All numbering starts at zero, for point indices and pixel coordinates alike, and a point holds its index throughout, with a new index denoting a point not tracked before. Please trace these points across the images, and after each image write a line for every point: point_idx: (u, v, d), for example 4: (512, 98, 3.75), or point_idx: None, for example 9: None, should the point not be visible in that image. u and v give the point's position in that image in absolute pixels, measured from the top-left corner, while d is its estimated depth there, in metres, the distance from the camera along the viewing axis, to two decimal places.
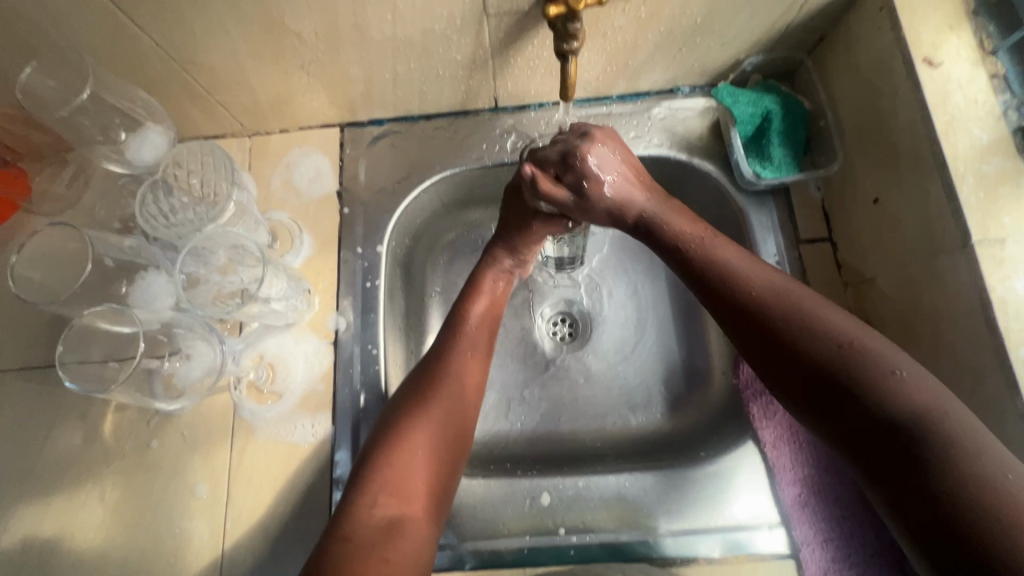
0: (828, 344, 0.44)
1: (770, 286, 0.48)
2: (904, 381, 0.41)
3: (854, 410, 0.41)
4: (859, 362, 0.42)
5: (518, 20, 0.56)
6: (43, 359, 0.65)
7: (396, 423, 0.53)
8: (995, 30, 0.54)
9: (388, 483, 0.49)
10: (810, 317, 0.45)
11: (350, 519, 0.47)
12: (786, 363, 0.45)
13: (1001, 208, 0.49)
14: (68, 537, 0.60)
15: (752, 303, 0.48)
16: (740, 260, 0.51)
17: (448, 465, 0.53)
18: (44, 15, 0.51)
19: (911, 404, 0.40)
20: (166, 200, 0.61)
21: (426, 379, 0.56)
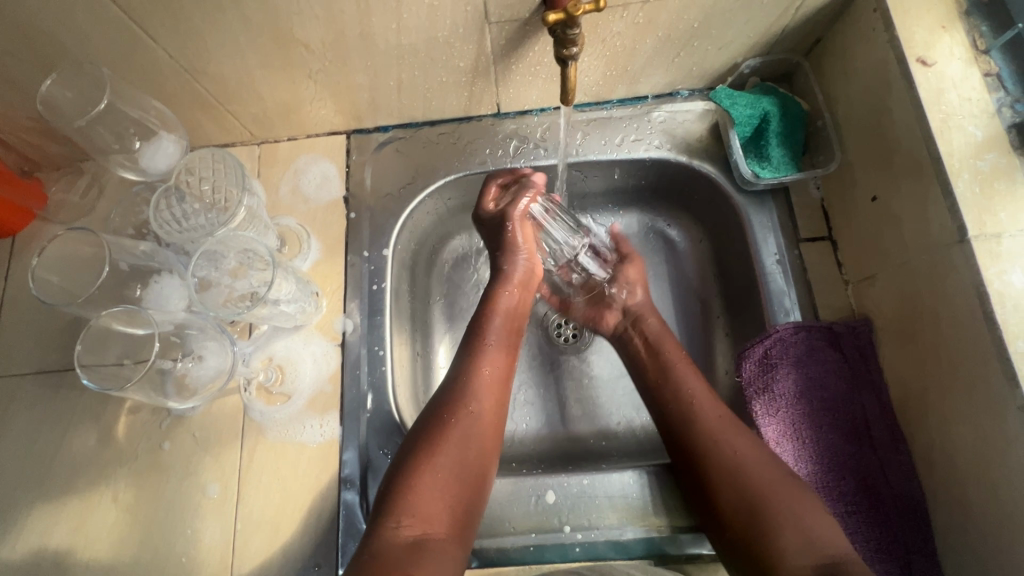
0: (761, 477, 0.52)
1: (726, 424, 0.57)
2: (815, 521, 0.49)
3: (784, 533, 0.49)
4: (784, 501, 0.50)
5: (519, 27, 0.58)
6: (58, 362, 0.67)
7: (420, 446, 0.53)
8: (988, 29, 0.55)
9: (412, 504, 0.49)
10: (742, 454, 0.54)
11: (376, 539, 0.47)
12: (720, 488, 0.53)
13: (997, 203, 0.49)
14: (82, 537, 0.61)
15: (698, 431, 0.57)
16: (698, 390, 0.60)
17: (472, 489, 0.53)
18: (63, 30, 0.52)
19: (826, 540, 0.48)
20: (178, 206, 0.65)
21: (451, 403, 0.57)
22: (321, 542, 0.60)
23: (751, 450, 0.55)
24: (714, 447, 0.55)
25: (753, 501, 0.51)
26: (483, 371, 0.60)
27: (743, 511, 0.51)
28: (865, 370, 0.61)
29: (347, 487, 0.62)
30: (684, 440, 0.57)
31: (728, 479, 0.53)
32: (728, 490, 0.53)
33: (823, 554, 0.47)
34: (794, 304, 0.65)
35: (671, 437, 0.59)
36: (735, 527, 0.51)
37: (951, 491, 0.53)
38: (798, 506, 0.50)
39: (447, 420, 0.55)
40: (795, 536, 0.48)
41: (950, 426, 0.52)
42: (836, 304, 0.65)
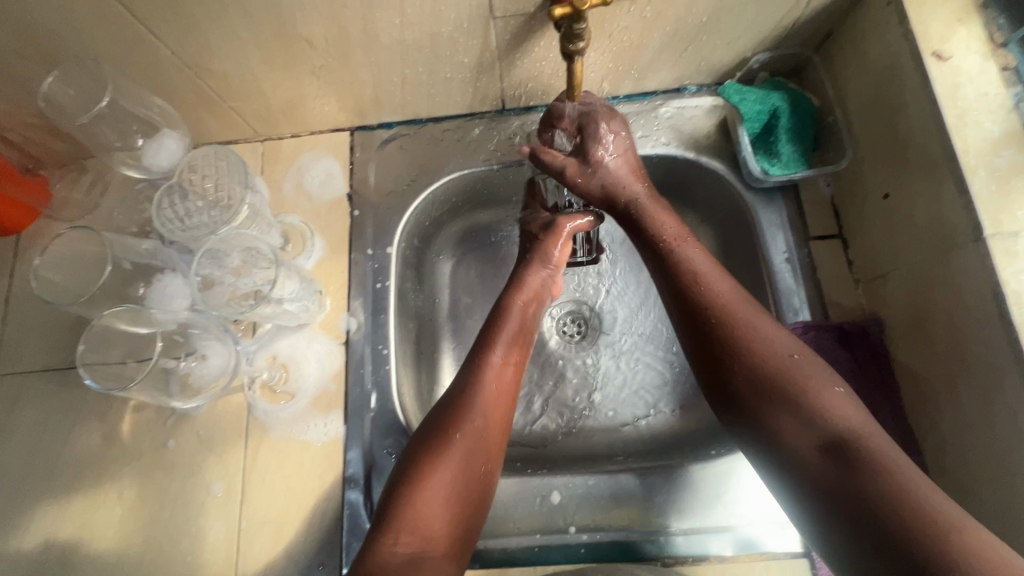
0: (769, 357, 0.50)
1: (734, 299, 0.54)
2: (827, 395, 0.47)
3: (791, 415, 0.48)
4: (799, 376, 0.49)
5: (524, 22, 0.57)
6: (64, 360, 0.67)
7: (421, 460, 0.52)
8: (1006, 22, 0.54)
9: (410, 521, 0.49)
10: (748, 328, 0.52)
11: (370, 560, 0.46)
12: (727, 365, 0.51)
13: (1014, 201, 0.48)
14: (88, 535, 0.61)
15: (707, 308, 0.54)
16: (708, 264, 0.57)
17: (471, 503, 0.52)
18: (65, 28, 0.52)
19: (839, 419, 0.46)
20: (181, 204, 0.64)
21: (455, 410, 0.55)
22: (325, 541, 0.60)
23: (756, 322, 0.52)
24: (721, 316, 0.53)
25: (766, 374, 0.49)
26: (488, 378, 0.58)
27: (752, 384, 0.50)
28: (876, 371, 0.59)
29: (351, 486, 0.62)
30: (695, 316, 0.54)
31: (736, 354, 0.51)
32: (739, 365, 0.51)
33: (833, 430, 0.46)
34: (804, 304, 0.64)
35: (681, 310, 0.56)
36: (745, 402, 0.50)
37: (963, 494, 0.52)
38: (813, 384, 0.48)
39: (449, 434, 0.53)
40: (806, 414, 0.47)
41: (964, 429, 0.51)
42: (846, 303, 0.64)
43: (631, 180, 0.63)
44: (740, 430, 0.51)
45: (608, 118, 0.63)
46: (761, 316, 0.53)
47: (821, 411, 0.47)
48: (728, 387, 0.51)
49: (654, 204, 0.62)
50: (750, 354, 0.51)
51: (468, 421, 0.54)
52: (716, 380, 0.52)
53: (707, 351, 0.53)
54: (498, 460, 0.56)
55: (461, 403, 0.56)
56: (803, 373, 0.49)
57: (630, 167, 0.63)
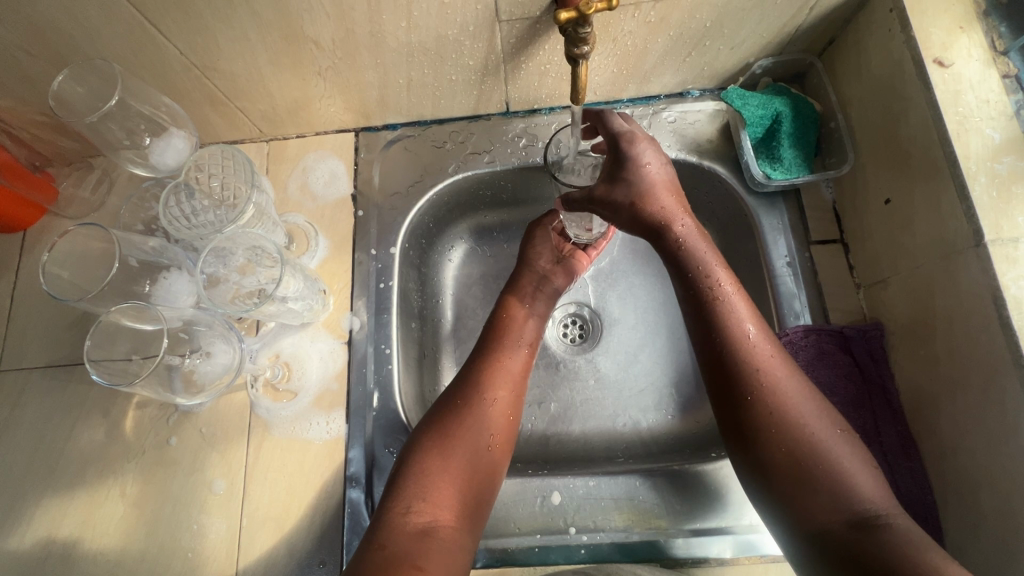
0: (803, 425, 0.48)
1: (770, 353, 0.52)
2: (855, 473, 0.46)
3: (821, 489, 0.46)
4: (828, 448, 0.47)
5: (530, 25, 0.57)
6: (68, 356, 0.67)
7: (432, 433, 0.54)
8: (1007, 30, 0.54)
9: (424, 492, 0.50)
10: (780, 389, 0.50)
11: (386, 527, 0.48)
12: (760, 429, 0.49)
13: (1014, 207, 0.48)
14: (89, 531, 0.62)
15: (741, 371, 0.51)
16: (750, 323, 0.54)
17: (486, 479, 0.54)
18: (76, 26, 0.53)
19: (866, 498, 0.45)
20: (188, 202, 0.65)
21: (466, 392, 0.58)
22: (325, 539, 0.60)
23: (786, 383, 0.51)
24: (754, 381, 0.51)
25: (799, 448, 0.48)
26: (498, 361, 0.61)
27: (784, 451, 0.48)
28: (876, 376, 0.60)
29: (352, 485, 0.62)
30: (729, 380, 0.52)
31: (772, 419, 0.49)
32: (770, 435, 0.49)
33: (860, 509, 0.45)
34: (805, 307, 0.64)
35: (713, 369, 0.54)
36: (774, 479, 0.48)
37: (962, 499, 0.52)
38: (842, 459, 0.47)
39: (461, 416, 0.56)
40: (832, 490, 0.46)
41: (964, 434, 0.51)
42: (847, 308, 0.64)
43: (671, 203, 0.59)
44: (764, 503, 0.49)
45: (626, 144, 0.58)
46: (790, 374, 0.51)
47: (850, 489, 0.45)
48: (759, 460, 0.49)
49: (694, 241, 0.58)
50: (785, 419, 0.49)
51: (478, 399, 0.57)
52: (743, 449, 0.50)
53: (739, 417, 0.51)
54: (507, 452, 0.57)
55: (477, 381, 0.59)
56: (833, 449, 0.47)
57: (668, 186, 0.59)
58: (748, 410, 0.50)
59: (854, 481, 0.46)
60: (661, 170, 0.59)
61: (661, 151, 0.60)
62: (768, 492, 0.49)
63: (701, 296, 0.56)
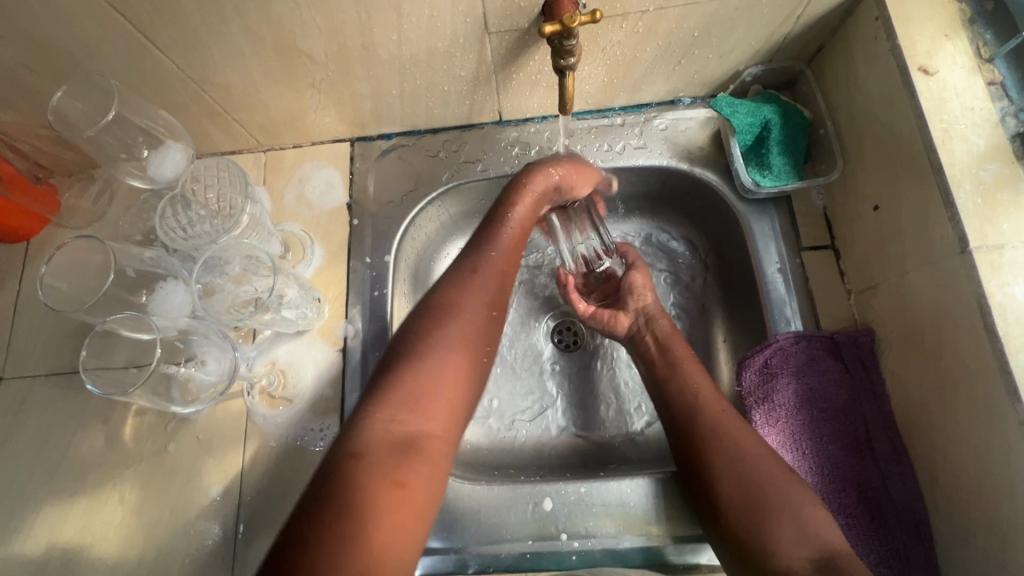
0: (761, 467, 0.51)
1: (726, 414, 0.56)
2: (813, 514, 0.47)
3: (779, 529, 0.47)
4: (781, 490, 0.49)
5: (518, 37, 0.58)
6: (69, 364, 0.68)
7: (418, 333, 0.50)
8: (992, 37, 0.55)
9: (408, 398, 0.46)
10: (735, 440, 0.53)
11: (363, 433, 0.43)
12: (715, 476, 0.52)
13: (998, 214, 0.49)
14: (89, 536, 0.63)
15: (701, 421, 0.56)
16: (704, 387, 0.59)
17: (474, 385, 0.50)
18: (74, 43, 0.54)
19: (825, 535, 0.46)
20: (184, 213, 0.66)
21: (451, 292, 0.53)
22: None
23: (740, 433, 0.54)
24: (712, 443, 0.54)
25: (753, 491, 0.50)
26: (488, 252, 0.56)
27: (739, 494, 0.50)
28: (868, 382, 0.60)
29: None
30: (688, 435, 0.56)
31: (730, 467, 0.52)
32: (726, 482, 0.51)
33: (820, 548, 0.45)
34: (795, 314, 0.65)
35: (675, 435, 0.58)
36: (736, 521, 0.49)
37: (953, 506, 0.52)
38: (800, 500, 0.48)
39: (446, 320, 0.51)
40: (792, 528, 0.47)
41: (954, 440, 0.51)
42: (838, 314, 0.64)
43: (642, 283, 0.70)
44: (731, 552, 0.50)
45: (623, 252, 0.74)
46: (743, 427, 0.55)
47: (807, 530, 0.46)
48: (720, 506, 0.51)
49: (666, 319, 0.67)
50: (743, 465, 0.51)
51: (471, 300, 0.52)
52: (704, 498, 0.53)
53: (696, 463, 0.54)
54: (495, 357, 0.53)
55: (463, 279, 0.54)
56: (791, 492, 0.49)
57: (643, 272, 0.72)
58: (709, 468, 0.53)
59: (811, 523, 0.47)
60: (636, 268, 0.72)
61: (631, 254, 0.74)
62: (732, 539, 0.50)
63: (659, 359, 0.63)
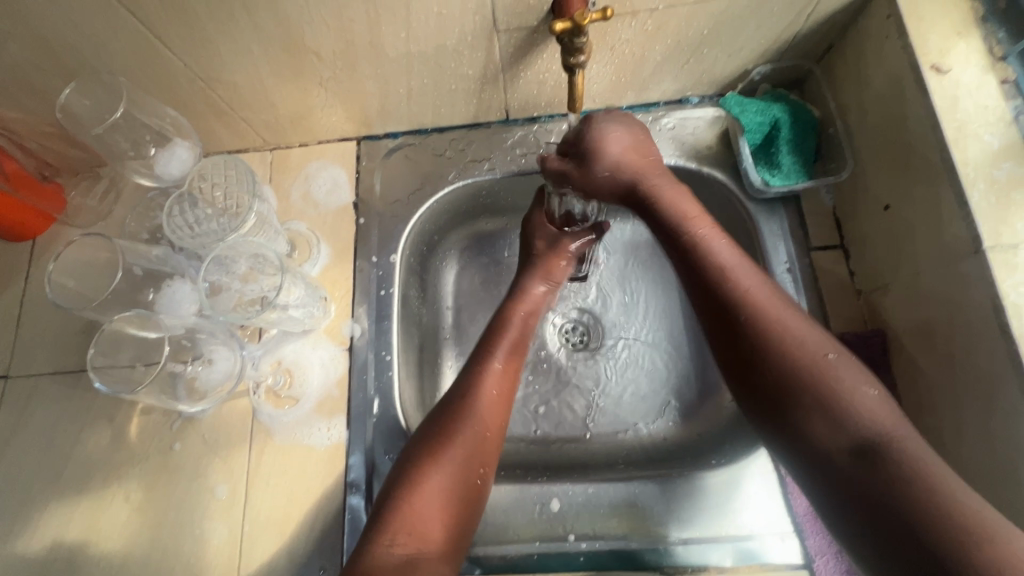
0: (800, 351, 0.49)
1: (762, 292, 0.52)
2: (861, 397, 0.46)
3: (818, 420, 0.46)
4: (826, 372, 0.47)
5: (527, 35, 0.58)
6: (75, 363, 0.68)
7: (423, 453, 0.54)
8: (1005, 35, 0.54)
9: (408, 524, 0.50)
10: (770, 321, 0.51)
11: (367, 559, 0.48)
12: (750, 356, 0.51)
13: (1013, 213, 0.48)
14: (95, 535, 0.63)
15: (732, 294, 0.53)
16: (730, 256, 0.55)
17: (466, 507, 0.53)
18: (82, 40, 0.54)
19: (863, 421, 0.45)
20: (191, 211, 0.66)
21: (444, 418, 0.57)
22: (325, 545, 0.61)
23: (774, 311, 0.51)
24: (757, 326, 0.51)
25: (789, 372, 0.48)
26: (483, 377, 0.60)
27: (778, 380, 0.49)
28: (879, 384, 0.59)
29: (353, 491, 0.62)
30: (720, 315, 0.53)
31: (760, 344, 0.50)
32: (763, 358, 0.50)
33: (863, 432, 0.45)
34: (805, 314, 0.64)
35: (706, 315, 0.55)
36: (771, 402, 0.49)
37: None
38: (856, 391, 0.46)
39: (449, 436, 0.55)
40: (835, 416, 0.46)
41: (967, 442, 0.51)
42: (848, 315, 0.64)
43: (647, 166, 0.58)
44: (768, 431, 0.50)
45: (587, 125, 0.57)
46: (778, 305, 0.52)
47: (852, 416, 0.45)
48: (755, 385, 0.50)
49: (668, 185, 0.58)
50: (779, 349, 0.49)
51: (469, 423, 0.56)
52: (744, 378, 0.51)
53: (734, 347, 0.52)
54: (497, 462, 0.57)
55: (455, 403, 0.58)
56: (834, 373, 0.48)
57: (638, 150, 0.58)
58: (750, 351, 0.51)
59: (863, 408, 0.46)
60: (625, 147, 0.58)
61: (624, 122, 0.58)
62: (769, 417, 0.50)
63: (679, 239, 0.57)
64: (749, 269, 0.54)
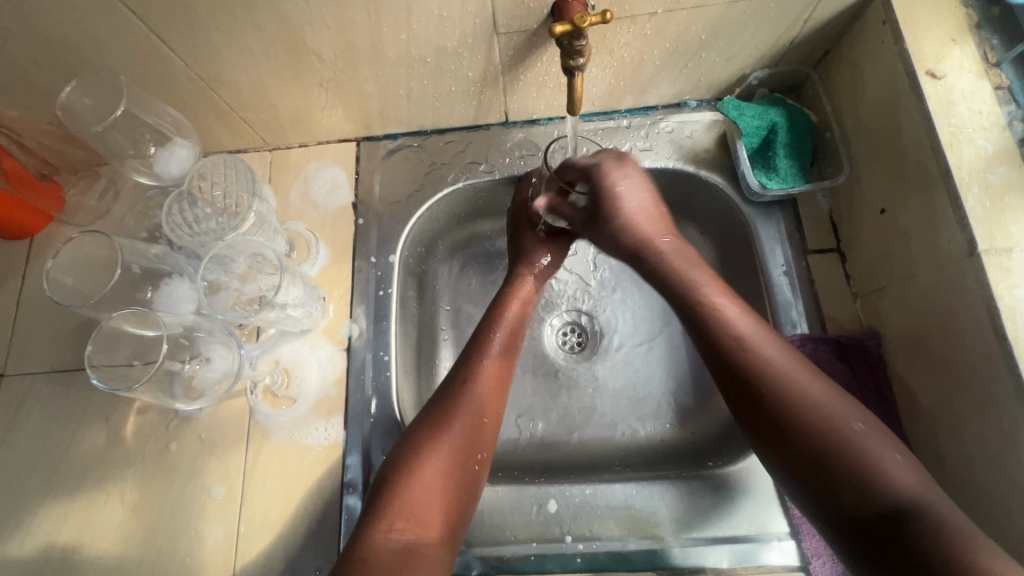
0: (825, 419, 0.47)
1: (783, 359, 0.50)
2: (891, 465, 0.44)
3: (848, 490, 0.44)
4: (851, 441, 0.45)
5: (527, 38, 0.58)
6: (72, 361, 0.68)
7: (423, 436, 0.55)
8: (999, 42, 0.55)
9: (405, 508, 0.50)
10: (792, 385, 0.49)
11: (366, 543, 0.48)
12: (771, 424, 0.48)
13: (1007, 216, 0.49)
14: (89, 534, 0.62)
15: (748, 360, 0.51)
16: (743, 318, 0.53)
17: (464, 493, 0.54)
18: (83, 38, 0.54)
19: (898, 488, 0.43)
20: (191, 210, 0.66)
21: (443, 402, 0.57)
22: (321, 546, 0.60)
23: (795, 376, 0.49)
24: (775, 394, 0.49)
25: (817, 442, 0.46)
26: (480, 360, 0.61)
27: (804, 448, 0.46)
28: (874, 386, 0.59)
29: (350, 491, 0.62)
30: (738, 381, 0.51)
31: (782, 414, 0.48)
32: (784, 427, 0.47)
33: (896, 500, 0.42)
34: (802, 316, 0.64)
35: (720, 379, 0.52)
36: (798, 470, 0.47)
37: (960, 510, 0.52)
38: (882, 455, 0.44)
39: (447, 421, 0.56)
40: (867, 486, 0.43)
41: (962, 444, 0.51)
42: (844, 317, 0.64)
43: (646, 224, 0.63)
44: (795, 494, 0.48)
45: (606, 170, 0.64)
46: (800, 371, 0.50)
47: (883, 483, 0.43)
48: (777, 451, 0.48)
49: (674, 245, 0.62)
50: (800, 418, 0.47)
51: (466, 410, 0.57)
52: (764, 444, 0.49)
53: (750, 410, 0.50)
54: (494, 449, 0.58)
55: (454, 390, 0.58)
56: (860, 442, 0.45)
57: (646, 209, 0.64)
58: (770, 416, 0.48)
59: (893, 476, 0.43)
60: (638, 195, 0.64)
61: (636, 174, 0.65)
62: (793, 483, 0.47)
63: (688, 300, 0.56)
64: (763, 332, 0.52)
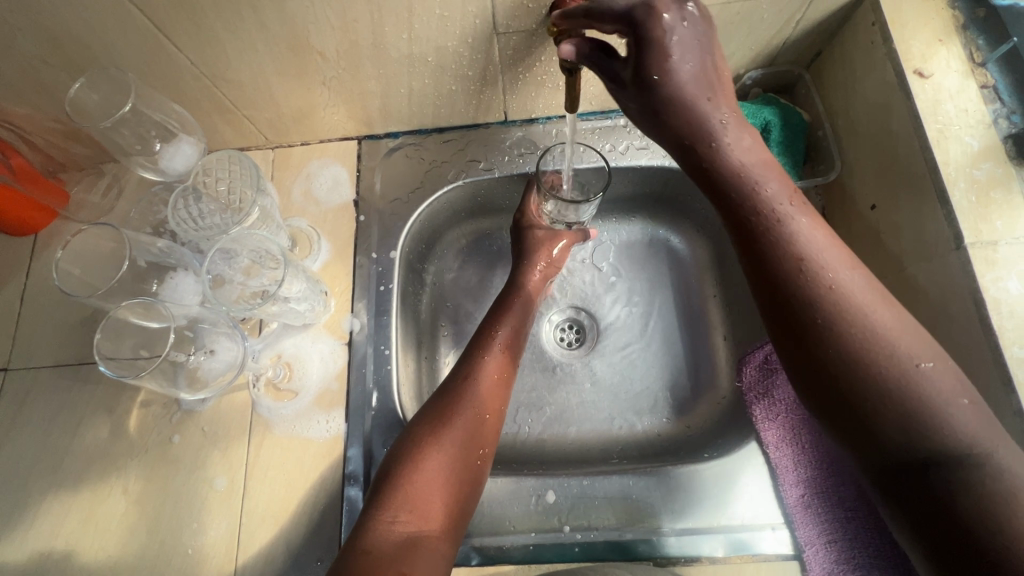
0: (887, 354, 0.41)
1: (851, 285, 0.44)
2: (954, 409, 0.39)
3: (895, 432, 0.40)
4: (911, 380, 0.40)
5: (526, 38, 0.60)
6: (76, 355, 0.69)
7: (425, 431, 0.56)
8: (984, 43, 0.57)
9: (408, 499, 0.51)
10: (853, 317, 0.42)
11: (369, 535, 0.49)
12: (819, 359, 0.43)
13: (992, 211, 0.50)
14: (92, 526, 0.63)
15: (800, 282, 0.44)
16: (811, 236, 0.46)
17: (467, 486, 0.54)
18: (92, 37, 0.55)
19: (958, 434, 0.39)
20: (195, 205, 0.67)
21: (446, 397, 0.59)
22: (323, 536, 0.61)
23: (858, 305, 0.43)
24: (832, 326, 0.43)
25: (867, 381, 0.41)
26: (481, 357, 0.63)
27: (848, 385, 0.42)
28: None
29: (351, 483, 0.63)
30: (786, 310, 0.45)
31: (833, 342, 0.42)
32: (832, 357, 0.42)
33: (953, 445, 0.39)
34: None
35: (779, 313, 0.45)
36: (841, 406, 0.42)
37: None
38: (944, 398, 0.40)
39: (449, 415, 0.57)
40: (919, 427, 0.39)
41: None
42: None
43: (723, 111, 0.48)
44: (836, 431, 0.43)
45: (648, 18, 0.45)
46: (861, 296, 0.43)
47: (938, 431, 0.39)
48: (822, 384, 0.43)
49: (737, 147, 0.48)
50: (848, 353, 0.42)
51: (468, 404, 0.58)
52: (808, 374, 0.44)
53: (803, 342, 0.44)
54: (495, 443, 0.59)
55: (457, 385, 0.60)
56: (921, 384, 0.40)
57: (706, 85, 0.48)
58: (820, 353, 0.43)
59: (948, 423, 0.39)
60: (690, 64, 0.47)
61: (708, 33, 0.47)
62: (829, 418, 0.43)
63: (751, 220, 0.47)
64: (827, 250, 0.45)
